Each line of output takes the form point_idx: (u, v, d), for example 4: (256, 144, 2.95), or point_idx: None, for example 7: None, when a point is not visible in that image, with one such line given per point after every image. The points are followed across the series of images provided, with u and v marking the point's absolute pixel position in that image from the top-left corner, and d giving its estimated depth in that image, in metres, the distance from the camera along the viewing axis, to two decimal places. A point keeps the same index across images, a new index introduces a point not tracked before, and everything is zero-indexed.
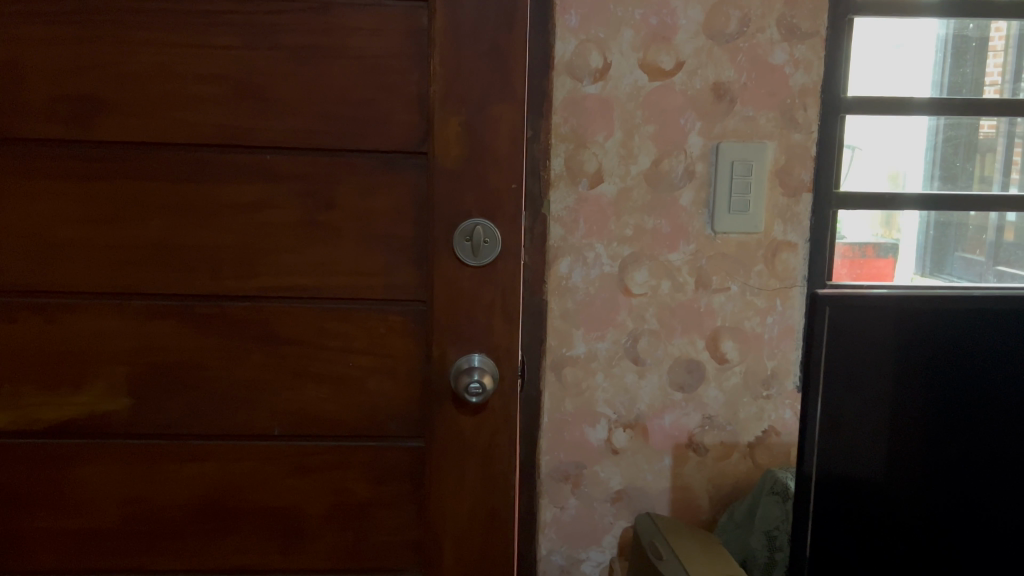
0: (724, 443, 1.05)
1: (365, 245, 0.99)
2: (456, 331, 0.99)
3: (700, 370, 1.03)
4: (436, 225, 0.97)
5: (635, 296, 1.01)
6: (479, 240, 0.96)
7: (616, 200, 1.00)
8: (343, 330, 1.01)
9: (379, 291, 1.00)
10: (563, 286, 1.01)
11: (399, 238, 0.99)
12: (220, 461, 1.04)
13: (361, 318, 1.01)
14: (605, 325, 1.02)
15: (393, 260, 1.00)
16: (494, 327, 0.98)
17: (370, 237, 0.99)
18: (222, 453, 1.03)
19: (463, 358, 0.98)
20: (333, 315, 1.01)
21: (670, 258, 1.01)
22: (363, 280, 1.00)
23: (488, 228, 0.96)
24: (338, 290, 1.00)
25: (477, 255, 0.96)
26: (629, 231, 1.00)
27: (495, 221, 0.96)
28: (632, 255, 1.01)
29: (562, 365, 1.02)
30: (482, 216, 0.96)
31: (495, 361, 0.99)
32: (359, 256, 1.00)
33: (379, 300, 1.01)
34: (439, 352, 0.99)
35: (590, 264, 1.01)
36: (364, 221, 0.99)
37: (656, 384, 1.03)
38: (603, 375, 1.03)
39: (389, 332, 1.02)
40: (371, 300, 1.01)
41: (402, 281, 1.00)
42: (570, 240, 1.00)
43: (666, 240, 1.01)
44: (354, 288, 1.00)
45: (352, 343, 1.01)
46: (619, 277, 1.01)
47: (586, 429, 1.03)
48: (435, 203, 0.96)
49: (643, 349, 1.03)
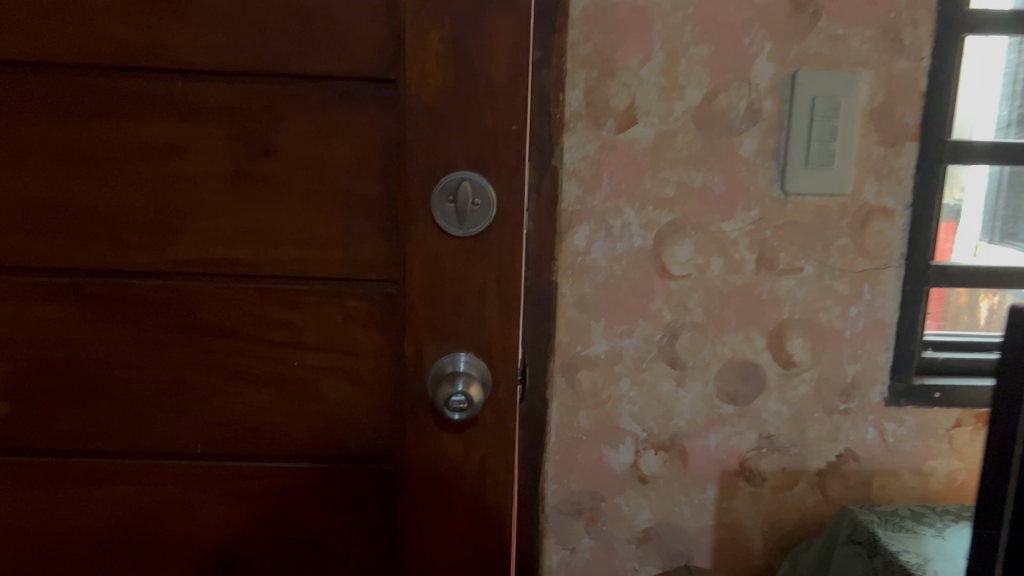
0: (786, 471, 0.80)
1: (318, 205, 0.72)
2: (438, 324, 0.73)
3: (761, 377, 0.78)
4: (410, 179, 0.70)
5: (675, 278, 0.76)
6: (467, 203, 0.70)
7: (656, 149, 0.73)
8: (290, 320, 0.74)
9: (336, 267, 0.73)
10: (579, 264, 0.75)
11: (363, 196, 0.72)
12: (132, 484, 0.78)
13: (313, 304, 0.74)
14: (634, 318, 0.76)
15: (356, 227, 0.73)
16: (488, 318, 0.73)
17: (323, 196, 0.72)
18: (132, 476, 0.78)
19: (446, 361, 0.73)
20: (274, 299, 0.74)
21: (724, 228, 0.75)
22: (314, 254, 0.73)
23: (479, 187, 0.70)
24: (282, 266, 0.73)
25: (466, 223, 0.71)
26: (671, 191, 0.74)
27: (491, 174, 0.70)
28: (673, 223, 0.75)
29: (576, 368, 0.77)
30: (474, 168, 0.70)
31: (489, 363, 0.74)
32: (309, 221, 0.72)
33: (337, 280, 0.74)
34: (414, 350, 0.74)
35: (615, 236, 0.75)
36: (316, 172, 0.71)
37: (699, 394, 0.78)
38: (629, 383, 0.78)
39: (349, 322, 0.75)
40: (327, 280, 0.74)
41: (366, 255, 0.73)
42: (590, 203, 0.74)
43: (720, 204, 0.75)
44: (302, 264, 0.73)
45: (302, 338, 0.75)
46: (655, 254, 0.75)
47: (606, 451, 0.79)
48: (410, 150, 0.69)
49: (684, 349, 0.77)
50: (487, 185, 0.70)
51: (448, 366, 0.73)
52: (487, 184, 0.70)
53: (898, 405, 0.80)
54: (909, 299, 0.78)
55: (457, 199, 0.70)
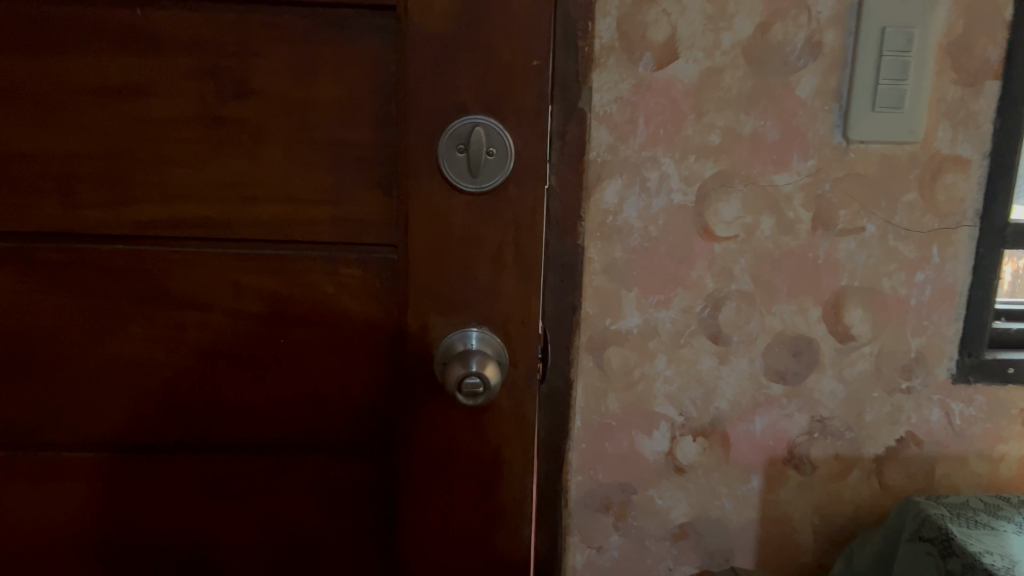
0: (840, 457, 0.71)
1: (302, 155, 0.61)
2: (447, 294, 0.63)
3: (815, 352, 0.69)
4: (413, 124, 0.59)
5: (719, 240, 0.66)
6: (480, 153, 0.59)
7: (700, 89, 0.63)
8: (271, 292, 0.64)
9: (326, 229, 0.63)
10: (609, 224, 0.65)
11: (357, 145, 0.61)
12: (96, 479, 0.68)
13: (299, 273, 0.63)
14: (672, 286, 0.66)
15: (348, 182, 0.62)
16: (504, 286, 0.63)
17: (309, 144, 0.60)
18: (95, 472, 0.68)
19: (456, 342, 0.63)
20: (253, 267, 0.63)
21: (777, 181, 0.65)
22: (299, 213, 0.62)
23: (494, 134, 0.59)
24: (262, 227, 0.62)
25: (478, 176, 0.61)
26: (716, 139, 0.64)
27: (509, 118, 0.59)
28: (718, 176, 0.65)
29: (604, 344, 0.67)
30: (488, 111, 0.59)
31: (504, 337, 0.65)
32: (293, 175, 0.61)
33: (327, 244, 0.63)
34: (420, 325, 0.64)
35: (651, 191, 0.64)
36: (300, 116, 0.60)
37: (744, 373, 0.69)
38: (665, 361, 0.68)
39: (343, 293, 0.64)
40: (315, 244, 0.63)
41: (361, 215, 0.62)
42: (622, 153, 0.64)
43: (772, 153, 0.65)
44: (285, 225, 0.62)
45: (286, 312, 0.64)
46: (697, 212, 0.65)
47: (638, 438, 0.69)
48: (411, 89, 0.59)
49: (728, 321, 0.67)
50: (502, 131, 0.59)
51: (459, 346, 0.63)
52: (503, 130, 0.59)
53: (967, 382, 0.70)
54: (984, 262, 0.68)
55: (468, 149, 0.60)
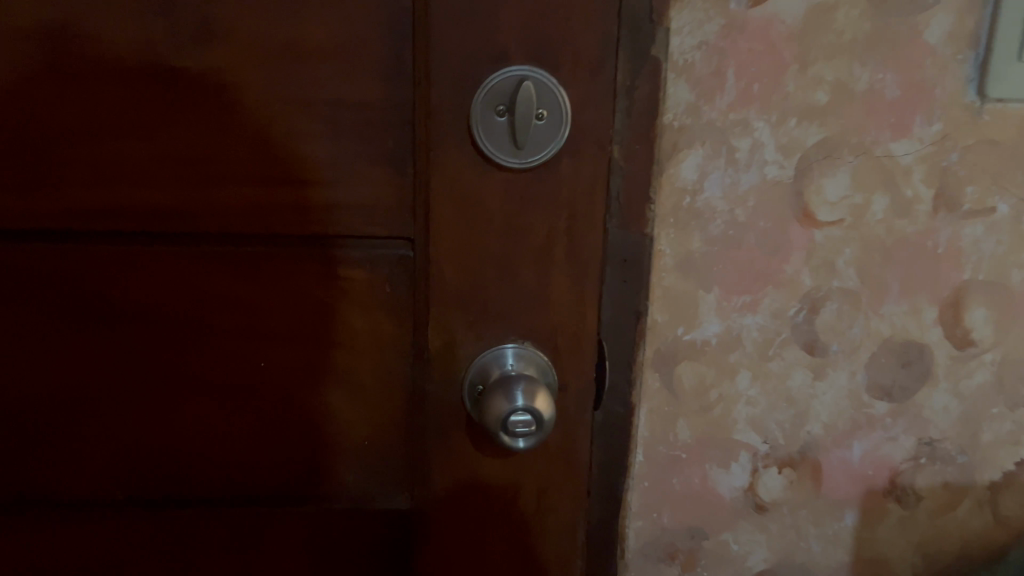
0: (950, 487, 0.58)
1: (285, 121, 0.45)
2: (481, 304, 0.49)
3: (927, 363, 0.56)
4: (437, 80, 0.44)
5: (821, 225, 0.52)
6: (531, 117, 0.44)
7: (805, 32, 0.48)
8: (246, 298, 0.49)
9: (318, 220, 0.48)
10: (686, 208, 0.51)
11: (359, 109, 0.46)
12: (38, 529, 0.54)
13: (283, 276, 0.49)
14: (761, 284, 0.53)
15: (347, 157, 0.46)
16: (553, 293, 0.49)
17: (293, 107, 0.45)
18: (36, 520, 0.54)
19: (487, 368, 0.49)
20: (223, 268, 0.48)
21: (894, 151, 0.51)
22: (281, 198, 0.47)
23: (546, 91, 0.45)
24: (234, 217, 0.47)
25: (525, 148, 0.45)
26: (823, 97, 0.50)
27: (563, 72, 0.45)
28: (822, 145, 0.51)
29: (675, 360, 0.53)
30: (536, 61, 0.44)
31: (553, 357, 0.50)
32: (273, 147, 0.46)
33: (320, 239, 0.48)
34: (444, 343, 0.49)
35: (739, 165, 0.50)
36: (281, 69, 0.44)
37: (843, 390, 0.55)
38: (750, 379, 0.54)
39: (337, 302, 0.50)
40: (305, 239, 0.49)
41: (365, 202, 0.48)
42: (705, 116, 0.49)
43: (890, 115, 0.51)
44: (264, 213, 0.47)
45: (268, 326, 0.50)
46: (795, 190, 0.51)
47: (713, 473, 0.56)
48: (435, 32, 0.43)
49: (826, 327, 0.54)
50: (557, 88, 0.45)
51: (492, 373, 0.49)
52: (557, 86, 0.45)
53: None
54: None
55: (514, 112, 0.44)
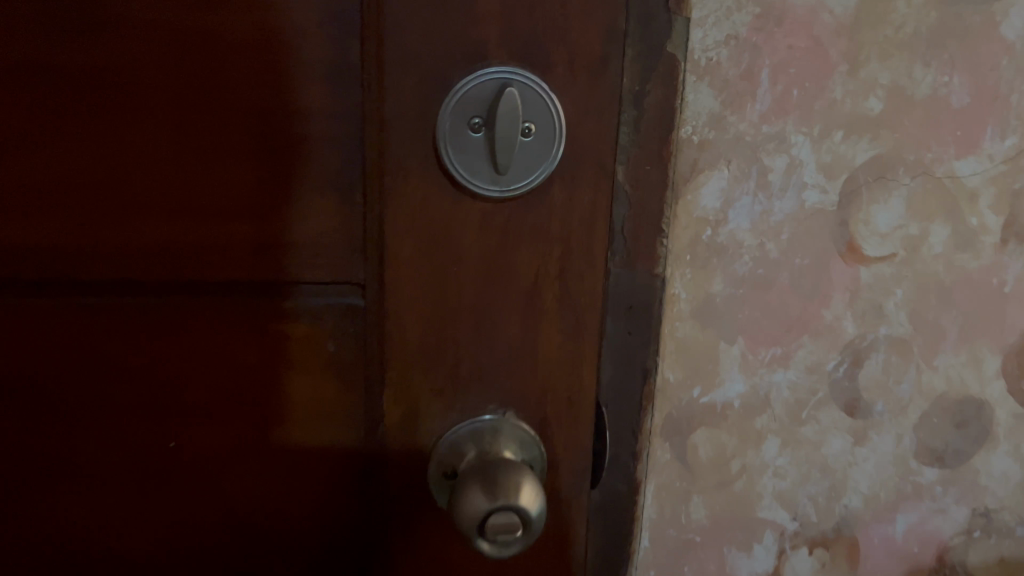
0: (1007, 563, 0.50)
1: (199, 133, 0.34)
2: (450, 373, 0.37)
3: (987, 422, 0.47)
4: (391, 85, 0.32)
5: (869, 261, 0.42)
6: (516, 131, 0.32)
7: (857, 24, 0.39)
8: (153, 364, 0.38)
9: (247, 262, 0.36)
10: (706, 243, 0.41)
11: (298, 117, 0.34)
12: None
13: (203, 333, 0.38)
14: (795, 333, 0.43)
15: (283, 183, 0.35)
16: (544, 358, 0.37)
17: (210, 113, 0.34)
18: None
19: (456, 448, 0.37)
20: (123, 325, 0.37)
21: (958, 171, 0.42)
22: (197, 235, 0.36)
23: (533, 99, 0.33)
24: (136, 260, 0.36)
25: (507, 173, 0.33)
26: (876, 105, 0.40)
27: (557, 72, 0.33)
28: (874, 165, 0.41)
29: (688, 427, 0.43)
30: (525, 58, 0.33)
31: (540, 440, 0.39)
32: (184, 167, 0.35)
33: (253, 285, 0.37)
34: (404, 423, 0.37)
35: (772, 189, 0.40)
36: (191, 64, 0.33)
37: (886, 456, 0.46)
38: (778, 447, 0.45)
39: (267, 368, 0.38)
40: (230, 286, 0.37)
41: (307, 239, 0.36)
42: (731, 129, 0.39)
43: (956, 128, 0.41)
44: (176, 254, 0.36)
45: (182, 399, 0.38)
46: (839, 220, 0.41)
47: (731, 558, 0.46)
48: (390, 19, 0.32)
49: (870, 383, 0.45)
50: (547, 93, 0.33)
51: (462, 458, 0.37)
52: (547, 92, 0.33)
53: None
54: None
55: (494, 125, 0.32)
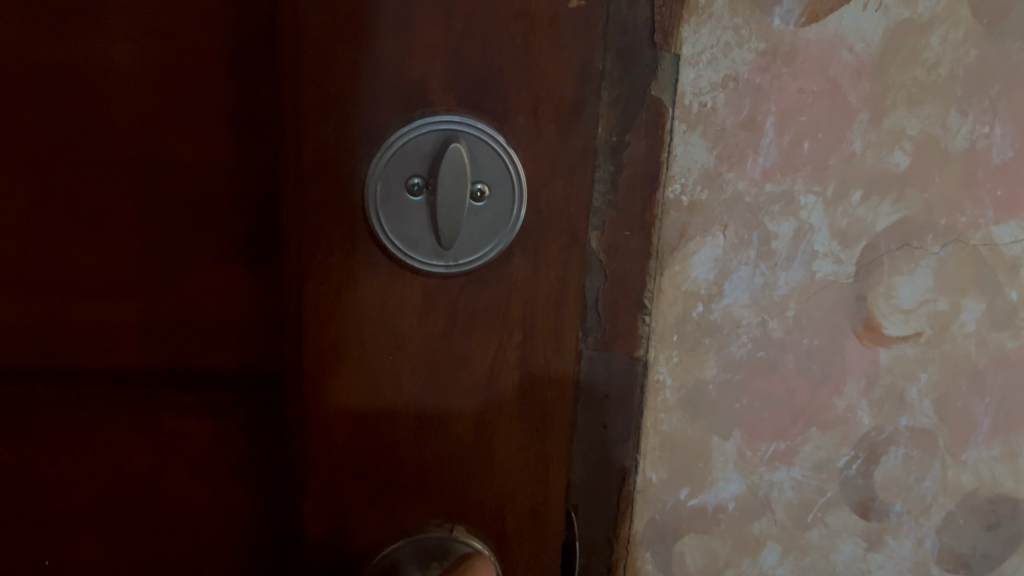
0: None
1: (93, 190, 0.31)
2: (390, 489, 0.29)
3: (1023, 524, 0.40)
4: (306, 134, 0.25)
5: (889, 342, 0.36)
6: (463, 194, 0.26)
7: (881, 64, 0.32)
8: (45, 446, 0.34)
9: (144, 332, 0.33)
10: (697, 322, 0.34)
11: (199, 174, 0.31)
12: None
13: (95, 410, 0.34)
14: (800, 426, 0.36)
15: (174, 260, 0.32)
16: (504, 471, 0.29)
17: (94, 183, 0.31)
18: None
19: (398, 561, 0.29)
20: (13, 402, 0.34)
21: (996, 238, 0.35)
22: (93, 300, 0.33)
23: (485, 155, 0.26)
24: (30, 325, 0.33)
25: (455, 245, 0.26)
26: (902, 161, 0.33)
27: (516, 126, 0.26)
28: (897, 231, 0.34)
29: (674, 534, 0.37)
30: (476, 108, 0.26)
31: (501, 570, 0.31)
32: (74, 240, 0.32)
33: (152, 362, 0.34)
34: (330, 554, 0.30)
35: (777, 259, 0.34)
36: (80, 117, 0.31)
37: (903, 562, 0.39)
38: (779, 555, 0.38)
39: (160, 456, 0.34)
40: (130, 360, 0.34)
41: (202, 314, 0.33)
42: (729, 188, 0.32)
43: (995, 187, 0.34)
44: (67, 327, 0.33)
45: (75, 487, 0.35)
46: (856, 295, 0.35)
47: None
48: (299, 54, 0.25)
49: (888, 481, 0.38)
50: (504, 150, 0.26)
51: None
52: (505, 148, 0.26)
53: None
54: None
55: (436, 186, 0.26)
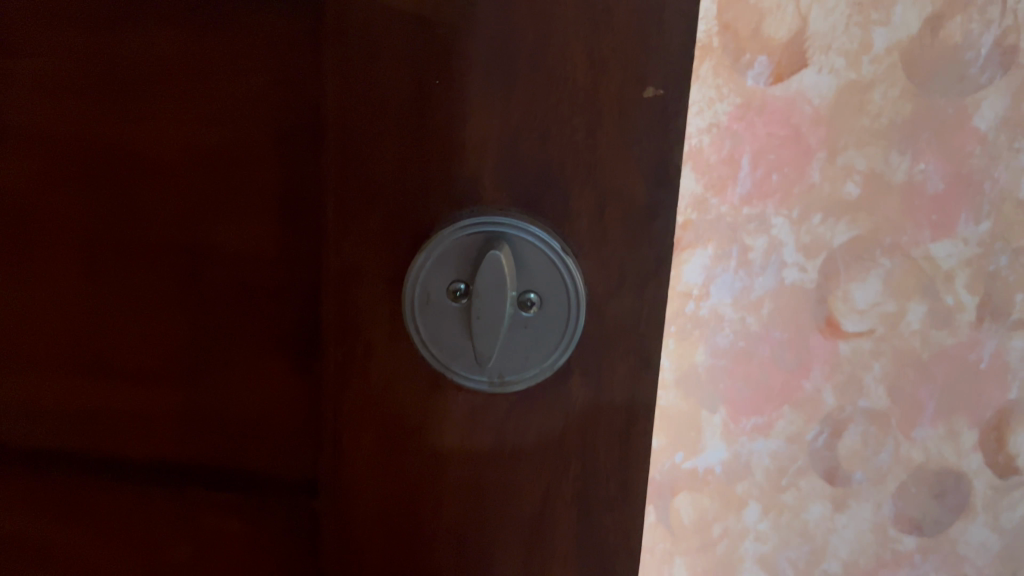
0: None
1: (81, 301, 0.21)
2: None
3: (964, 494, 0.47)
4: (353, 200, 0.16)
5: (847, 336, 0.44)
6: (497, 314, 0.15)
7: (835, 114, 0.41)
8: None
9: (89, 460, 0.23)
10: (688, 315, 0.43)
11: (240, 219, 0.19)
12: None
13: (90, 507, 0.23)
14: (775, 404, 0.45)
15: (223, 357, 0.20)
16: None
17: (114, 227, 0.20)
18: None
19: None
20: None
21: (934, 253, 0.43)
22: (82, 405, 0.22)
23: (535, 259, 0.16)
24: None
25: (500, 368, 0.16)
26: (853, 190, 0.42)
27: (578, 232, 0.16)
28: (849, 246, 0.43)
29: (671, 491, 0.46)
30: (529, 205, 0.15)
31: None
32: (86, 309, 0.21)
33: (174, 463, 0.22)
34: None
35: (753, 267, 0.43)
36: (84, 130, 0.20)
37: (865, 524, 0.47)
38: (759, 512, 0.46)
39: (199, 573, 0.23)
40: (134, 465, 0.22)
41: (251, 431, 0.21)
42: (713, 211, 0.42)
43: (931, 212, 0.43)
44: (78, 419, 0.22)
45: None
46: (818, 298, 0.44)
47: None
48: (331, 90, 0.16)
49: (849, 453, 0.46)
50: (560, 255, 0.15)
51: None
52: (562, 256, 0.15)
53: None
54: None
55: (472, 297, 0.15)
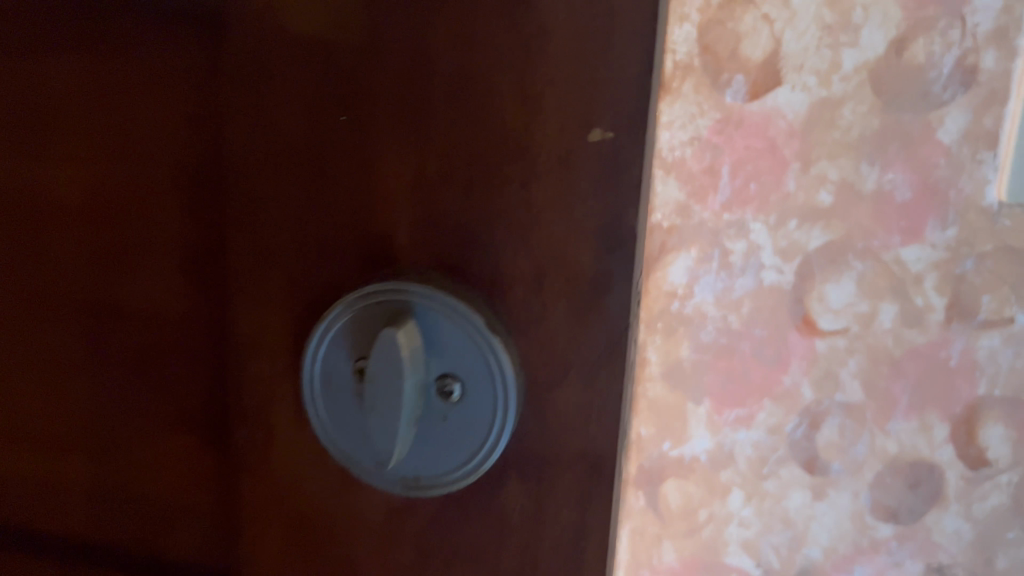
0: None
1: (185, 374, 0.40)
2: (297, 517, 0.36)
3: (937, 484, 0.50)
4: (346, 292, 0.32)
5: (823, 334, 0.48)
6: (442, 388, 0.31)
7: (808, 127, 0.44)
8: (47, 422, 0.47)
9: (179, 465, 0.43)
10: (675, 313, 0.47)
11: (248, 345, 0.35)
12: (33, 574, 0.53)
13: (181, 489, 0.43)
14: (756, 396, 0.48)
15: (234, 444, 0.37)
16: None
17: (201, 341, 0.39)
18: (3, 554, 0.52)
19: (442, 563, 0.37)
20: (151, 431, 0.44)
21: (904, 257, 0.47)
22: (178, 431, 0.42)
23: (469, 357, 0.31)
24: (82, 276, 0.42)
25: (439, 420, 0.32)
26: (827, 198, 0.45)
27: (516, 311, 0.30)
28: (824, 250, 0.46)
29: (660, 478, 0.50)
30: (478, 293, 0.30)
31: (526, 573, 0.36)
32: (184, 382, 0.40)
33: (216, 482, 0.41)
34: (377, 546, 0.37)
35: (734, 268, 0.46)
36: (192, 286, 0.39)
37: (843, 512, 0.50)
38: (743, 499, 0.50)
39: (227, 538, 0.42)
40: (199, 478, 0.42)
41: (246, 493, 0.37)
42: (696, 216, 0.45)
43: (901, 218, 0.46)
44: (178, 439, 0.42)
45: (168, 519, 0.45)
46: (795, 298, 0.47)
47: None
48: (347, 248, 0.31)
49: (826, 443, 0.49)
50: (491, 352, 0.30)
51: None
52: (493, 350, 0.30)
53: None
54: None
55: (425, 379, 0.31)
